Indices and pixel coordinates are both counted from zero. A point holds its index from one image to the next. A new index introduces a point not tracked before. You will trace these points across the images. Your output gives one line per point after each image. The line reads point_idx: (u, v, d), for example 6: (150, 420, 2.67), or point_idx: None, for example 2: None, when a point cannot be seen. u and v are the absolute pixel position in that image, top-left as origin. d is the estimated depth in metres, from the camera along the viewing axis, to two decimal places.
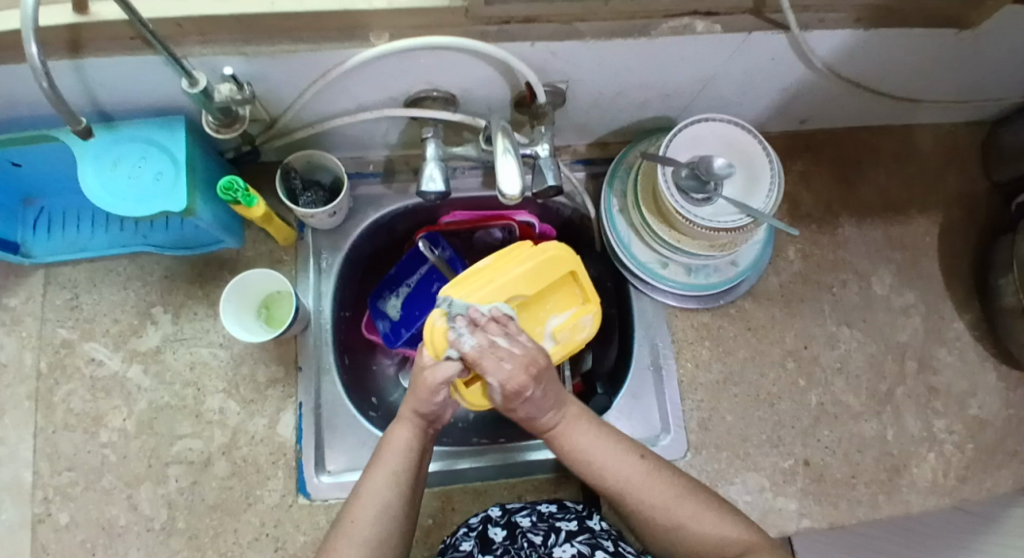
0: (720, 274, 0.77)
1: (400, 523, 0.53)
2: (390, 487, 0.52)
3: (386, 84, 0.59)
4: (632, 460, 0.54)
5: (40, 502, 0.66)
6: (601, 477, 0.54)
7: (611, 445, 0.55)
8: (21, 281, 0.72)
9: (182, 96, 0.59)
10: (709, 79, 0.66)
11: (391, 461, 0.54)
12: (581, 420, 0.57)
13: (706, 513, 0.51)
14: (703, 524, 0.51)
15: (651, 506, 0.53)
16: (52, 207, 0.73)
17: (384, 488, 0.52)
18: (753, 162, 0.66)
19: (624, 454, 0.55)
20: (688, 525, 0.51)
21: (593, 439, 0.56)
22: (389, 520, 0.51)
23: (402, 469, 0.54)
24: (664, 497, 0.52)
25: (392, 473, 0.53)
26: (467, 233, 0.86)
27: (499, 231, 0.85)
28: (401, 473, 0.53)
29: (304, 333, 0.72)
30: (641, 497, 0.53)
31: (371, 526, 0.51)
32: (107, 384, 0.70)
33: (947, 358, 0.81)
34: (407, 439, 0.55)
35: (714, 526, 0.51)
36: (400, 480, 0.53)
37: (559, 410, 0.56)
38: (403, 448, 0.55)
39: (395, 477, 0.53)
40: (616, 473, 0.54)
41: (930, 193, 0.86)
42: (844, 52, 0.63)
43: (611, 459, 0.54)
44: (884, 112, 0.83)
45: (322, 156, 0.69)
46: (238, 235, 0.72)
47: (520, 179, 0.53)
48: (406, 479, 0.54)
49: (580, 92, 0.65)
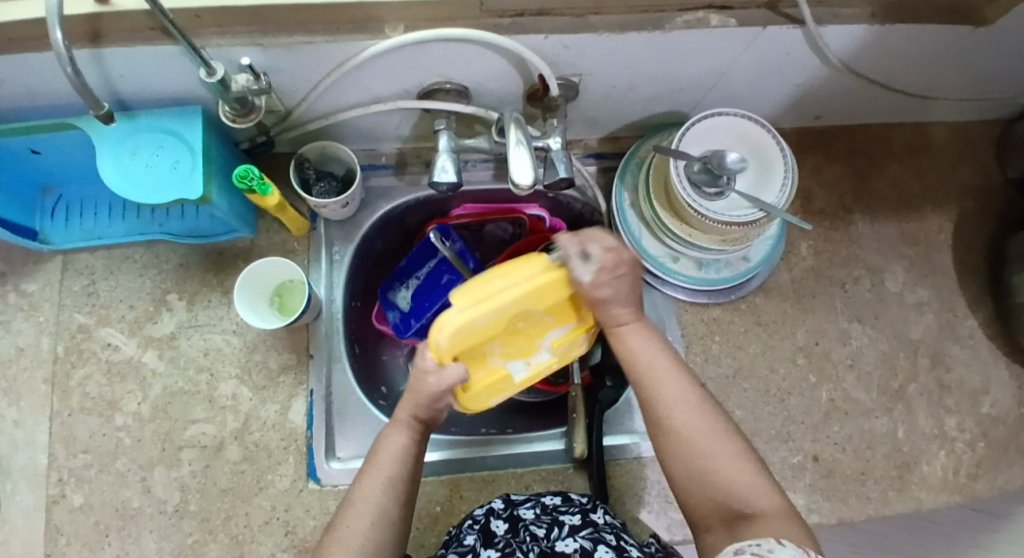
0: (730, 269, 0.77)
1: (397, 527, 0.52)
2: (385, 490, 0.52)
3: (401, 76, 0.60)
4: (689, 386, 0.54)
5: (56, 483, 0.67)
6: (657, 388, 0.54)
7: (671, 368, 0.56)
8: (40, 267, 0.73)
9: (198, 86, 0.59)
10: (723, 73, 0.66)
11: (395, 460, 0.54)
12: (650, 331, 0.58)
13: (745, 457, 0.51)
14: (734, 466, 0.50)
15: (691, 433, 0.52)
16: (70, 196, 0.74)
17: (380, 491, 0.52)
18: (766, 155, 0.66)
19: (682, 376, 0.55)
20: (721, 461, 0.50)
21: (656, 356, 0.56)
22: (386, 523, 0.51)
23: (398, 474, 0.54)
24: (709, 428, 0.52)
25: (388, 477, 0.53)
26: (477, 226, 0.87)
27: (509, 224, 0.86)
28: (394, 477, 0.53)
29: (316, 321, 0.73)
30: (688, 418, 0.52)
31: (366, 530, 0.50)
32: (123, 368, 0.71)
33: (960, 355, 0.80)
34: (402, 445, 0.55)
35: (747, 476, 0.50)
36: (394, 486, 0.53)
37: (626, 313, 0.57)
38: (397, 452, 0.55)
39: (388, 480, 0.53)
40: (676, 387, 0.54)
41: (944, 189, 0.86)
42: (859, 47, 0.63)
43: (671, 376, 0.55)
44: (898, 108, 0.83)
45: (336, 147, 0.69)
46: (252, 225, 0.73)
47: (532, 170, 0.53)
48: (401, 482, 0.54)
49: (592, 86, 0.65)
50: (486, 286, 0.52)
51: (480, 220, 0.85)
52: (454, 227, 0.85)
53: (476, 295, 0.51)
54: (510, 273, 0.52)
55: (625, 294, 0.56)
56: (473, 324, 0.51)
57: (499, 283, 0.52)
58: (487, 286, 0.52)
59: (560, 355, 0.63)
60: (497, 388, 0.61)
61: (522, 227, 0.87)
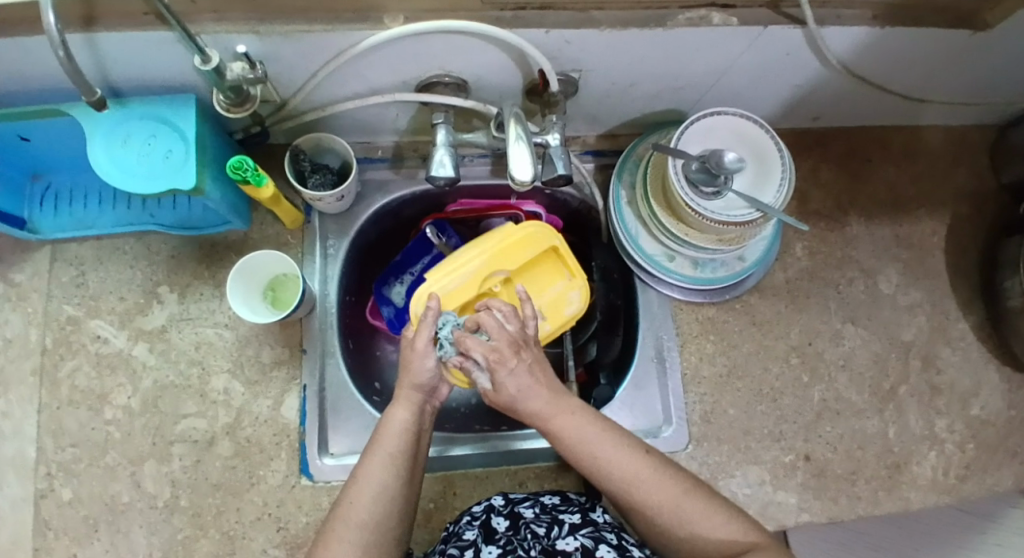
0: (727, 269, 0.77)
1: (400, 503, 0.51)
2: (392, 465, 0.52)
3: (399, 68, 0.59)
4: (636, 455, 0.52)
5: (44, 477, 0.66)
6: (607, 472, 0.51)
7: (616, 439, 0.53)
8: (28, 256, 0.72)
9: (193, 75, 0.58)
10: (722, 72, 0.66)
11: (396, 437, 0.53)
12: (580, 410, 0.54)
13: (713, 511, 0.50)
14: (710, 527, 0.49)
15: (660, 504, 0.50)
16: (60, 184, 0.73)
17: (385, 468, 0.51)
18: (764, 156, 0.66)
19: (627, 448, 0.52)
20: (699, 524, 0.49)
21: (599, 432, 0.53)
22: (393, 500, 0.51)
23: (404, 451, 0.53)
24: (674, 491, 0.51)
25: (389, 455, 0.52)
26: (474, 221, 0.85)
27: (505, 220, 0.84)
28: (398, 453, 0.52)
29: (310, 316, 0.73)
30: (649, 493, 0.51)
31: (373, 506, 0.50)
32: (113, 361, 0.70)
33: (951, 358, 0.81)
34: (407, 420, 0.55)
35: (722, 527, 0.49)
36: (400, 462, 0.52)
37: (544, 405, 0.53)
38: (401, 427, 0.54)
39: (392, 458, 0.52)
40: (623, 466, 0.51)
41: (938, 192, 0.86)
42: (859, 49, 0.63)
43: (619, 452, 0.52)
44: (895, 111, 0.83)
45: (331, 139, 0.69)
46: (246, 217, 0.72)
47: (531, 165, 0.53)
48: (405, 457, 0.53)
49: (592, 82, 0.65)
50: (455, 261, 0.65)
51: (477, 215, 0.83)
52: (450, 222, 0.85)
53: (448, 270, 0.64)
54: (473, 246, 0.66)
55: (528, 386, 0.53)
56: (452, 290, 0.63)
57: (467, 253, 0.65)
58: (456, 261, 0.65)
59: (551, 315, 0.69)
60: None
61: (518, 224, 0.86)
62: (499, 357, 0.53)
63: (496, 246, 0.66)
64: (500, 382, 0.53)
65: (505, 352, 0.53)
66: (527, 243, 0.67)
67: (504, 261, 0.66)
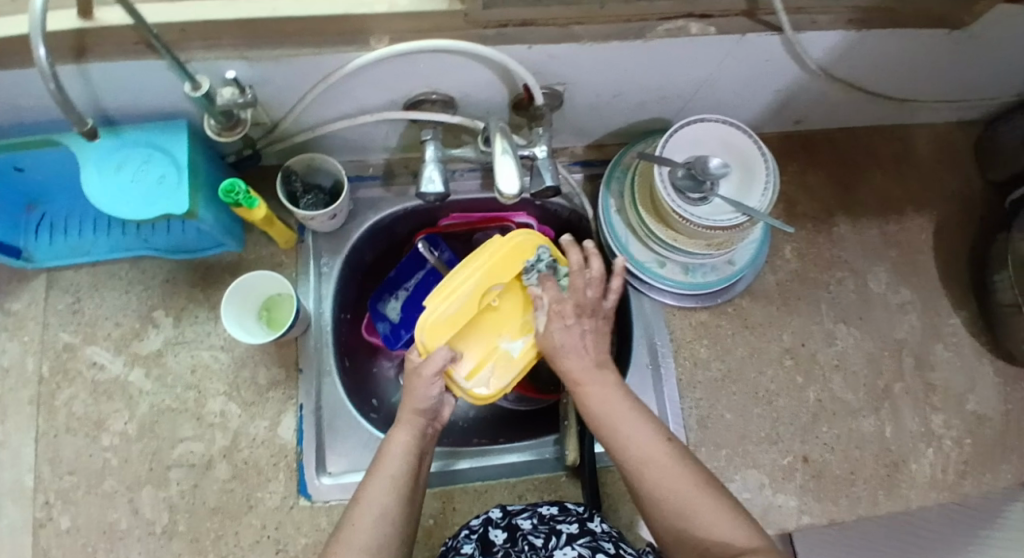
0: (718, 273, 0.77)
1: (401, 526, 0.51)
2: (394, 487, 0.52)
3: (386, 87, 0.60)
4: (661, 443, 0.52)
5: (41, 506, 0.66)
6: (625, 450, 0.53)
7: (641, 424, 0.54)
8: (23, 285, 0.72)
9: (184, 101, 0.59)
10: (704, 80, 0.67)
11: (397, 459, 0.54)
12: (613, 387, 0.57)
13: (719, 506, 0.48)
14: (714, 520, 0.47)
15: (668, 490, 0.49)
16: (54, 212, 0.74)
17: (388, 490, 0.51)
18: (748, 161, 0.67)
19: (651, 434, 0.53)
20: (699, 514, 0.47)
21: (627, 411, 0.55)
22: (395, 523, 0.50)
23: (406, 474, 0.53)
24: (685, 481, 0.49)
25: (392, 477, 0.52)
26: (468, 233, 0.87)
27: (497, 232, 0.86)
28: (399, 476, 0.53)
29: (305, 334, 0.73)
30: (660, 478, 0.50)
31: (378, 528, 0.49)
32: (109, 387, 0.70)
33: (943, 354, 0.82)
34: (409, 444, 0.55)
35: (726, 524, 0.46)
36: (402, 485, 0.52)
37: (581, 368, 0.58)
38: (403, 450, 0.54)
39: (394, 479, 0.52)
40: (642, 447, 0.52)
41: (924, 191, 0.88)
42: (837, 53, 0.64)
43: (641, 432, 0.53)
44: (877, 112, 0.85)
45: (321, 159, 0.69)
46: (239, 238, 0.73)
47: (518, 179, 0.54)
48: (406, 480, 0.53)
49: (577, 95, 0.66)
50: (450, 283, 0.63)
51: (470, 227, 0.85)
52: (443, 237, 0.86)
53: (447, 294, 0.62)
54: (467, 265, 0.64)
55: (577, 344, 0.59)
56: (455, 314, 0.62)
57: (462, 273, 0.64)
58: (451, 283, 0.63)
59: None
60: (503, 369, 0.65)
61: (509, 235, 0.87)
62: (561, 309, 0.60)
63: (489, 261, 0.64)
64: (553, 331, 0.60)
65: (568, 309, 0.60)
66: (518, 254, 0.66)
67: (501, 275, 0.64)
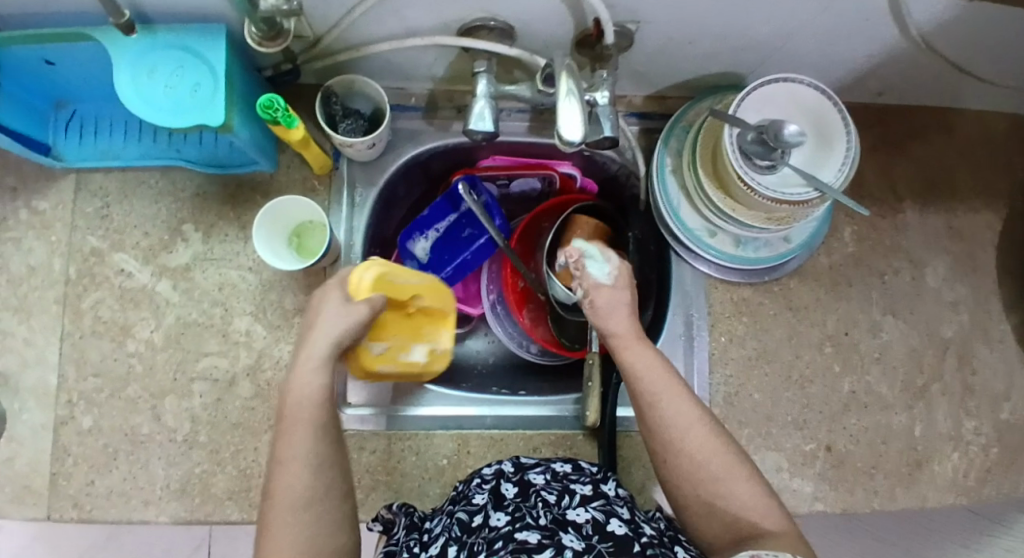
0: (770, 249, 0.73)
1: (331, 482, 0.47)
2: (310, 446, 0.46)
3: (443, 8, 0.55)
4: (691, 404, 0.51)
5: (65, 405, 0.67)
6: (659, 413, 0.51)
7: (673, 385, 0.52)
8: (53, 184, 0.71)
9: (224, 3, 0.55)
10: (791, 34, 0.60)
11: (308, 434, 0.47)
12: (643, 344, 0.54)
13: (747, 477, 0.49)
14: (744, 491, 0.48)
15: (703, 459, 0.49)
16: (85, 111, 0.71)
17: (307, 448, 0.46)
18: (828, 131, 0.61)
19: (683, 396, 0.51)
20: (731, 485, 0.48)
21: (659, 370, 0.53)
22: (321, 482, 0.46)
23: (317, 428, 0.47)
24: (715, 449, 0.50)
25: (305, 454, 0.46)
26: (503, 181, 0.82)
27: (538, 180, 0.82)
28: (312, 451, 0.46)
29: (334, 265, 0.71)
30: (695, 447, 0.49)
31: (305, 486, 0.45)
32: (136, 296, 0.69)
33: (988, 358, 0.78)
34: (316, 389, 0.49)
35: (755, 499, 0.48)
36: (322, 442, 0.47)
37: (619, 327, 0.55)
38: (308, 397, 0.48)
39: (308, 434, 0.47)
40: (677, 412, 0.51)
41: (1001, 183, 0.81)
42: (946, 20, 0.57)
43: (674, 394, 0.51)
44: (968, 92, 0.77)
45: (364, 82, 0.65)
46: (273, 159, 0.70)
47: (582, 125, 0.49)
48: (324, 454, 0.47)
49: (649, 36, 0.60)
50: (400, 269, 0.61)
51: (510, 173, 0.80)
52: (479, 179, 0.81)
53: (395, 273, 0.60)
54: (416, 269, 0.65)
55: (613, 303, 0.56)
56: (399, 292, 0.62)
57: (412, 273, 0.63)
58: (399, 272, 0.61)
59: (438, 354, 0.75)
60: (394, 362, 0.69)
61: (552, 184, 0.83)
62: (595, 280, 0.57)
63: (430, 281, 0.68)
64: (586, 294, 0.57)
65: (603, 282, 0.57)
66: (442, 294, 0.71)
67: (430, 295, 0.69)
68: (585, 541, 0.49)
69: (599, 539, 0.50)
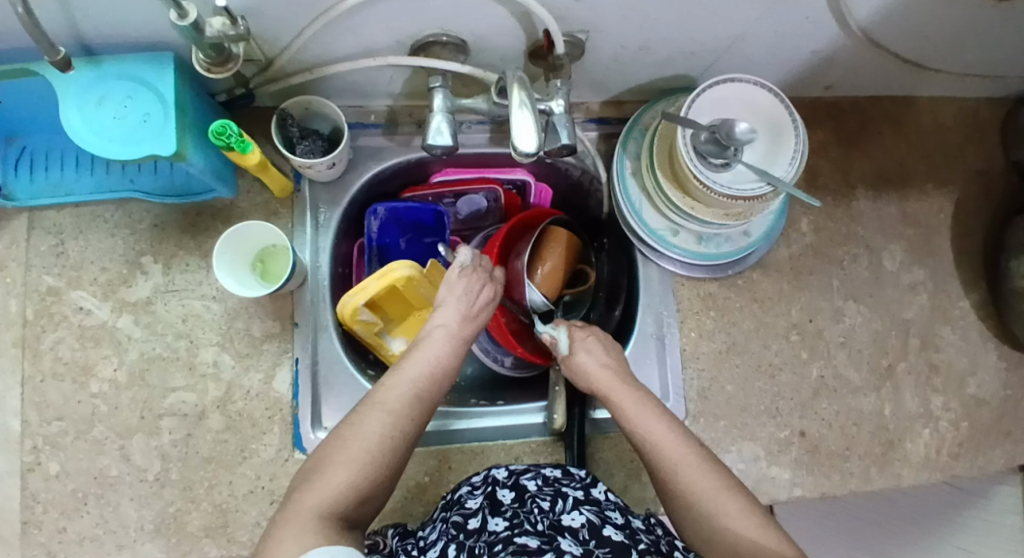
0: (731, 244, 0.74)
1: (388, 466, 0.47)
2: (396, 426, 0.49)
3: (395, 26, 0.55)
4: (686, 442, 0.52)
5: (29, 451, 0.65)
6: (657, 451, 0.52)
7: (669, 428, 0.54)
8: (3, 223, 0.69)
9: (172, 31, 0.54)
10: (737, 36, 0.62)
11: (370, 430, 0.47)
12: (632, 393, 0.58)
13: (747, 508, 0.47)
14: (744, 521, 0.46)
15: (699, 491, 0.49)
16: (35, 146, 0.69)
17: (391, 426, 0.48)
18: (778, 128, 0.63)
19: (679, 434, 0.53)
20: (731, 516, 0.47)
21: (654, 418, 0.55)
22: (381, 462, 0.46)
23: (410, 418, 0.50)
24: (714, 484, 0.49)
25: (360, 450, 0.46)
26: (451, 199, 0.82)
27: (484, 196, 0.82)
28: (371, 448, 0.46)
29: (301, 288, 0.70)
30: (692, 478, 0.49)
31: (373, 453, 0.46)
32: (97, 333, 0.68)
33: (950, 337, 0.80)
34: (420, 389, 0.53)
35: (756, 529, 0.46)
36: (410, 431, 0.50)
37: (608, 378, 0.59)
38: (410, 391, 0.52)
39: (396, 412, 0.49)
40: (672, 447, 0.52)
41: (948, 168, 0.84)
42: (883, 14, 0.59)
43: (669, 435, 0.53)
44: (910, 82, 0.80)
45: (321, 103, 0.65)
46: (232, 185, 0.69)
47: (536, 136, 0.50)
48: (384, 451, 0.47)
49: (600, 44, 0.61)
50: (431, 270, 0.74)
51: (455, 191, 0.80)
52: (427, 196, 0.81)
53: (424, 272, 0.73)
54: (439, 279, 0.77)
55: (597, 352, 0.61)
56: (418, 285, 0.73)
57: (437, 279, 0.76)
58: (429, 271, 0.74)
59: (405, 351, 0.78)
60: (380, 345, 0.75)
61: (497, 202, 0.83)
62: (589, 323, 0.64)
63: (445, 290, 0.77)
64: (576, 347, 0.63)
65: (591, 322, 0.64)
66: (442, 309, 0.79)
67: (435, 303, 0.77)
68: (582, 546, 0.50)
69: (596, 545, 0.51)
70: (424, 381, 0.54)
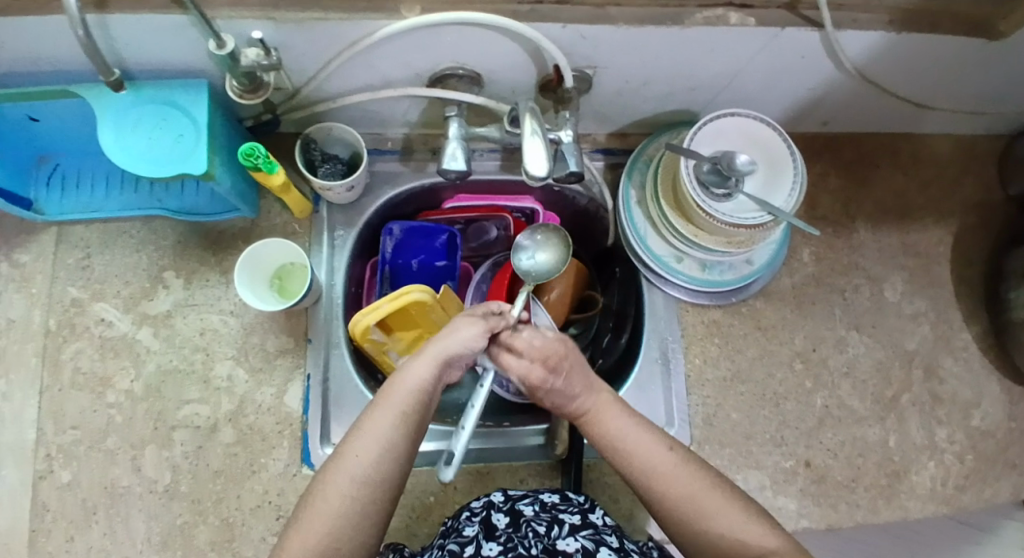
0: (734, 272, 0.77)
1: (374, 501, 0.45)
2: (361, 483, 0.45)
3: (414, 59, 0.59)
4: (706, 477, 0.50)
5: (43, 460, 0.66)
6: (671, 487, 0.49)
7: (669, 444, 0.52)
8: (33, 237, 0.72)
9: (207, 60, 0.58)
10: (735, 74, 0.66)
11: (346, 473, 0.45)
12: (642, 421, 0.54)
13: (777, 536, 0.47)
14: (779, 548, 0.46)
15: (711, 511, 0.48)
16: (67, 165, 0.73)
17: (354, 483, 0.45)
18: (776, 159, 0.66)
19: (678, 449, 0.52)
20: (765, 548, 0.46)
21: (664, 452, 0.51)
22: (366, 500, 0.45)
23: (386, 459, 0.46)
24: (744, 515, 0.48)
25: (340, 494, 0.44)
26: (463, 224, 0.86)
27: (494, 225, 0.85)
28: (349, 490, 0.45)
29: (316, 306, 0.72)
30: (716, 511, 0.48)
31: (338, 513, 0.44)
32: (116, 345, 0.70)
33: (953, 368, 0.81)
34: (395, 430, 0.48)
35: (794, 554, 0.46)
36: (384, 477, 0.46)
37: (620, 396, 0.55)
38: (385, 431, 0.47)
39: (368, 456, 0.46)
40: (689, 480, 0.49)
41: (946, 201, 0.86)
42: (873, 54, 0.63)
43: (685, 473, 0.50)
44: (903, 119, 0.83)
45: (342, 129, 0.68)
46: (254, 206, 0.72)
47: (546, 161, 0.52)
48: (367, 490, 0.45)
49: (606, 80, 0.65)
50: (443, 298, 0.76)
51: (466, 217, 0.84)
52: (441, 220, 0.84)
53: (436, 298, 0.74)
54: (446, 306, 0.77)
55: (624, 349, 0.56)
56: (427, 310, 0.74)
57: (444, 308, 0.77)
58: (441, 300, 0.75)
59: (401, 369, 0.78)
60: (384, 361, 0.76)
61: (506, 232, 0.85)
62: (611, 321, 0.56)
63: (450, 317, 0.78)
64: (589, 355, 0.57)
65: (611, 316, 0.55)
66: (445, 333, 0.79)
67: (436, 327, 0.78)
68: None
69: None
70: (398, 430, 0.48)
